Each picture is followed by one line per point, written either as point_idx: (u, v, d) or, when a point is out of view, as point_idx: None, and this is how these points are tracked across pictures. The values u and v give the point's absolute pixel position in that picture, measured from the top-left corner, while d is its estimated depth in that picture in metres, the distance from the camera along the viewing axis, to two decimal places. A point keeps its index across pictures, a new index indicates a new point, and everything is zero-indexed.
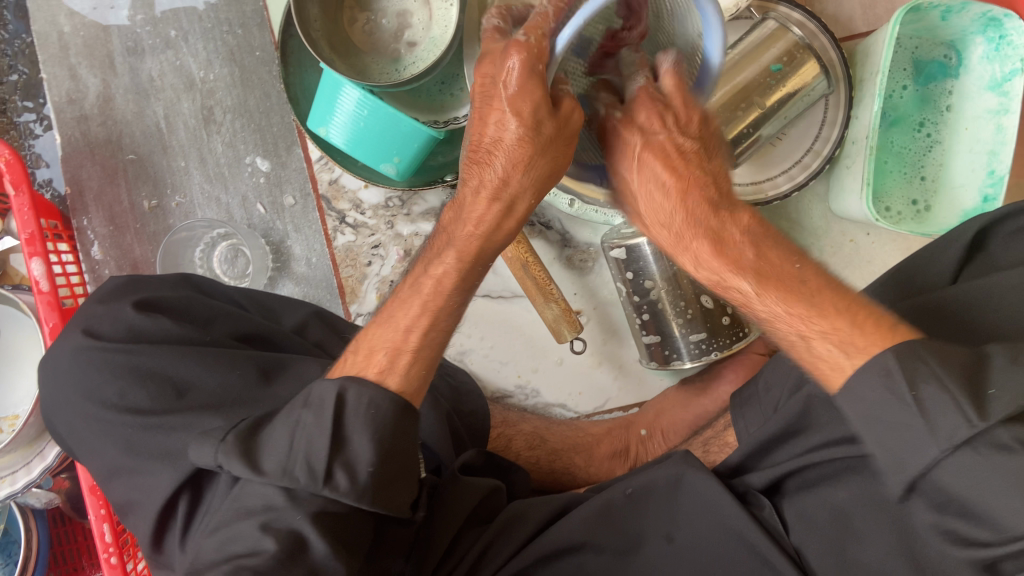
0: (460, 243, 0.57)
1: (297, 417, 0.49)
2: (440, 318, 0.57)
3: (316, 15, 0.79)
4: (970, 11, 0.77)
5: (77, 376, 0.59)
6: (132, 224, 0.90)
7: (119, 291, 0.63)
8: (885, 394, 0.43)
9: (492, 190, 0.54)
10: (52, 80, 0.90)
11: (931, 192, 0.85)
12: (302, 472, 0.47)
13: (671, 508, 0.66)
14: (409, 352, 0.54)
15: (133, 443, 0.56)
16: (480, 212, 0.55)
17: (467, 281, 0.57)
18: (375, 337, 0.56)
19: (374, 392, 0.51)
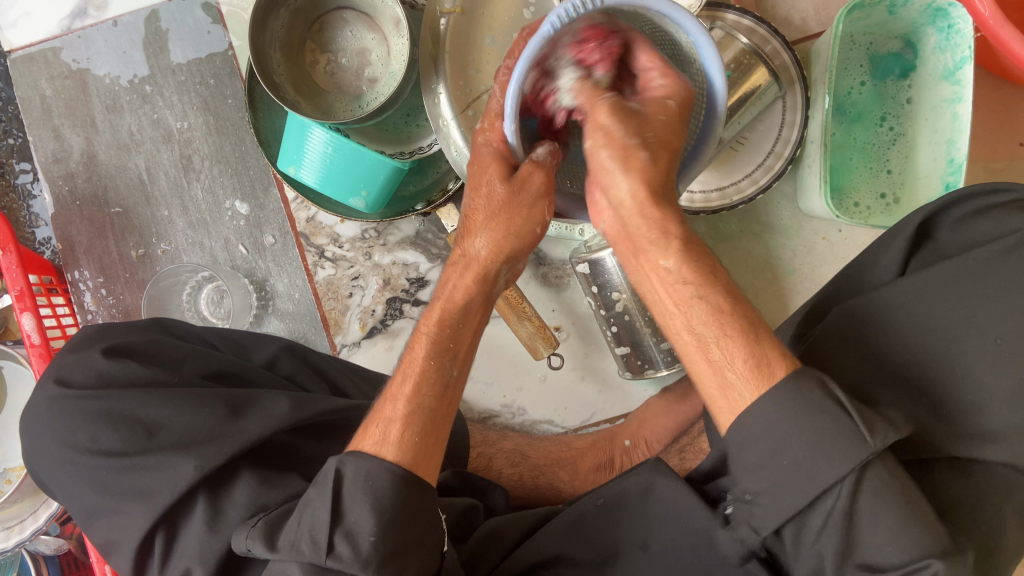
0: (435, 313, 0.59)
1: (309, 496, 0.53)
2: (425, 385, 0.57)
3: (278, 60, 0.82)
4: (914, 3, 0.78)
5: (53, 424, 0.62)
6: (122, 273, 0.94)
7: (90, 339, 0.66)
8: (796, 413, 0.45)
9: (466, 264, 0.58)
10: (38, 142, 0.94)
11: (899, 185, 0.86)
12: (307, 544, 0.50)
13: (644, 515, 0.66)
14: (398, 420, 0.55)
15: (108, 484, 0.59)
16: (455, 284, 0.59)
17: (448, 347, 0.58)
18: (373, 414, 0.57)
19: (371, 462, 0.52)
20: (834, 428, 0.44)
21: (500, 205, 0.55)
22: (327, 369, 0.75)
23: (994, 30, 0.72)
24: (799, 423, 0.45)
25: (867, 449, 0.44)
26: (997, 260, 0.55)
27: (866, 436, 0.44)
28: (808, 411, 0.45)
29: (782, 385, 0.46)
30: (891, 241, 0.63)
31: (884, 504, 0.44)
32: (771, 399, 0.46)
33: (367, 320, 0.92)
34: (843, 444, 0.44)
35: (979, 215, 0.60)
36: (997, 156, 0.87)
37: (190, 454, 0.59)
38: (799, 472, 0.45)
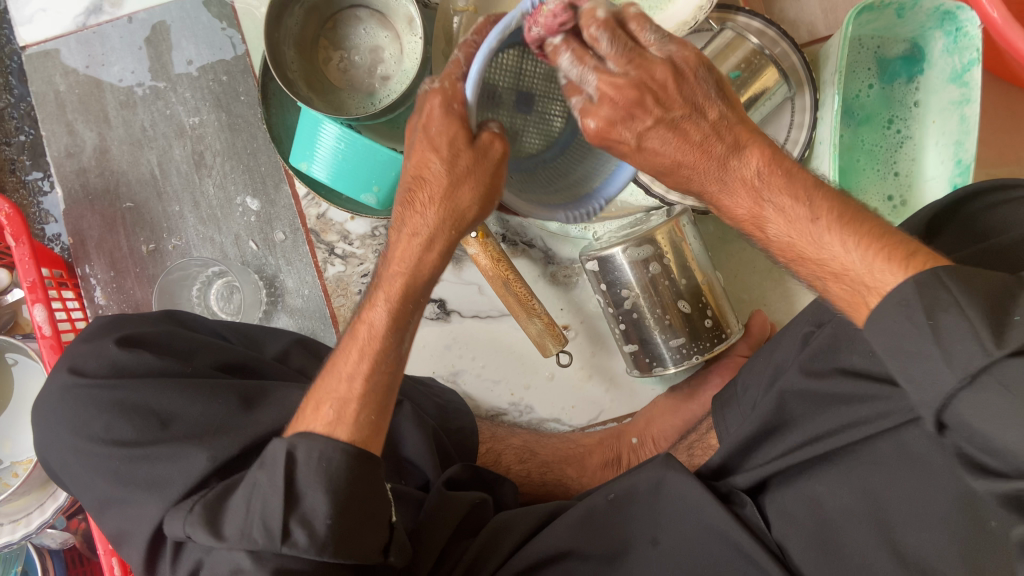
0: (395, 283, 0.58)
1: (253, 479, 0.52)
2: (382, 361, 0.58)
3: (292, 57, 0.83)
4: (923, 7, 0.79)
5: (66, 413, 0.62)
6: (132, 268, 0.94)
7: (103, 329, 0.66)
8: (903, 322, 0.43)
9: (417, 227, 0.56)
10: (51, 137, 0.95)
11: (905, 187, 0.86)
12: (260, 533, 0.50)
13: (654, 511, 0.66)
14: (356, 399, 0.56)
15: (120, 474, 0.59)
16: (409, 248, 0.57)
17: (405, 316, 0.59)
18: (320, 390, 0.57)
19: (324, 444, 0.52)
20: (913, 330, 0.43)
21: (462, 177, 0.53)
22: None
23: (1003, 32, 0.73)
24: (899, 343, 0.43)
25: (982, 355, 0.39)
26: (1012, 257, 0.55)
27: (986, 343, 0.39)
28: (909, 332, 0.43)
29: (919, 284, 0.43)
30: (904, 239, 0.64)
31: (1002, 408, 0.39)
32: (883, 309, 0.44)
33: None
34: (935, 368, 0.42)
35: (990, 212, 0.60)
36: (1003, 160, 0.88)
37: (203, 445, 0.59)
38: (920, 380, 0.42)
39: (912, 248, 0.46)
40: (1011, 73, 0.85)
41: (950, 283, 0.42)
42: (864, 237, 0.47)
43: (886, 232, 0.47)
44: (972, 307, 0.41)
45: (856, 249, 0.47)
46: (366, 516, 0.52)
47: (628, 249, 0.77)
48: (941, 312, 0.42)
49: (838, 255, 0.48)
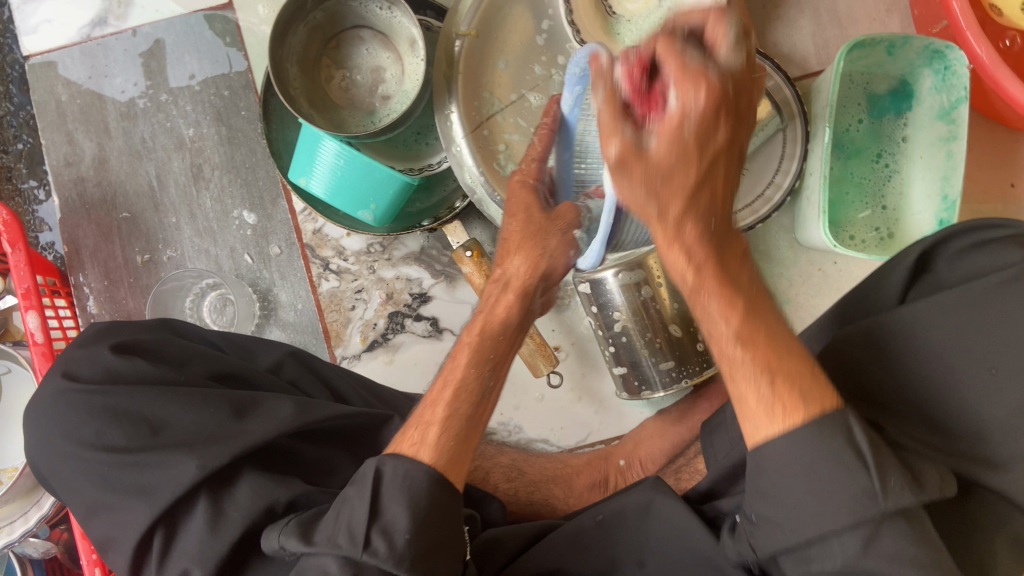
0: (475, 327, 0.59)
1: (348, 493, 0.52)
2: (463, 391, 0.56)
3: (294, 74, 0.84)
4: (912, 46, 0.81)
5: (57, 418, 0.62)
6: (126, 278, 0.95)
7: (98, 335, 0.66)
8: (812, 454, 0.44)
9: (512, 283, 0.59)
10: (51, 146, 0.95)
11: (893, 220, 0.88)
12: (345, 539, 0.49)
13: (642, 534, 0.66)
14: (437, 424, 0.54)
15: (111, 480, 0.59)
16: (503, 304, 0.59)
17: (489, 359, 0.58)
18: (411, 419, 0.56)
19: (410, 464, 0.52)
20: (844, 478, 0.44)
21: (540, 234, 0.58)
22: (331, 377, 0.75)
23: (990, 71, 0.74)
24: (807, 470, 0.44)
25: (877, 506, 0.43)
26: (994, 291, 0.57)
27: (877, 493, 0.43)
28: (821, 459, 0.44)
29: (818, 425, 0.44)
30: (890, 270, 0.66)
31: (901, 556, 0.43)
32: (788, 438, 0.45)
33: (368, 333, 0.93)
34: (853, 497, 0.43)
35: (975, 247, 0.62)
36: (988, 196, 0.90)
37: (194, 452, 0.59)
38: (811, 515, 0.44)
39: (793, 372, 0.46)
40: (997, 113, 0.87)
41: (852, 416, 0.45)
42: (772, 364, 0.46)
43: (777, 348, 0.47)
44: (861, 438, 0.44)
45: (768, 385, 0.46)
46: (443, 531, 0.51)
47: (619, 273, 0.78)
48: (876, 448, 0.44)
49: (747, 382, 0.46)
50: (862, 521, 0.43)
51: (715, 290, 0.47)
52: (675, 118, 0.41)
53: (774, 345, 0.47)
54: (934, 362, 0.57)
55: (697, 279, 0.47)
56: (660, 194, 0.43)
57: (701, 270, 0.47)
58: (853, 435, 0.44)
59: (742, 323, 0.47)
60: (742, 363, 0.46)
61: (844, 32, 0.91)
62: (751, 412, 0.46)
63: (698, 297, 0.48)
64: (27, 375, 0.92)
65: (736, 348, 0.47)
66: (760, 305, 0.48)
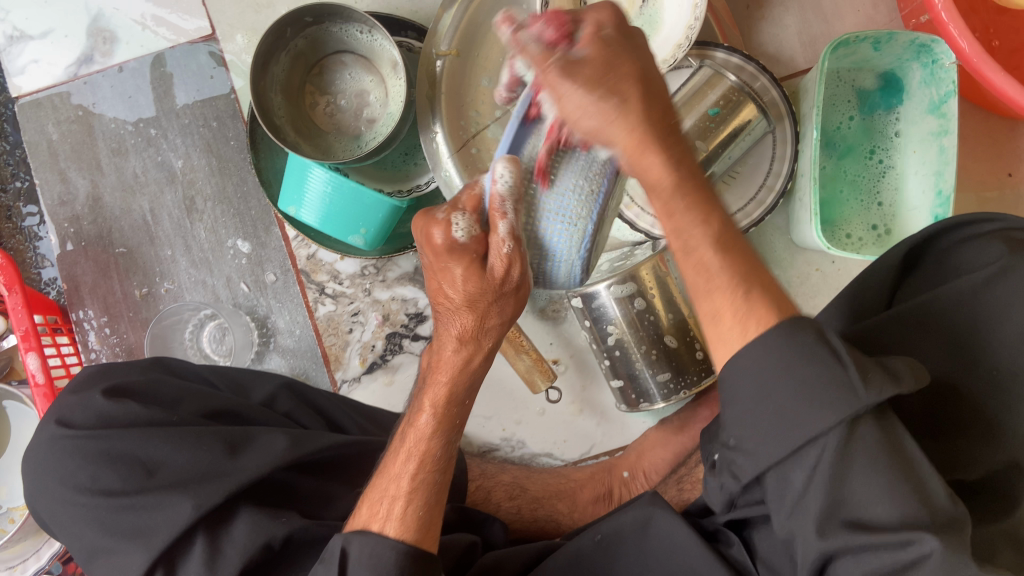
0: (436, 391, 0.59)
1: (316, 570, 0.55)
2: (429, 463, 0.59)
3: (279, 103, 0.85)
4: (898, 41, 0.80)
5: (52, 464, 0.62)
6: (126, 312, 0.95)
7: (91, 379, 0.67)
8: (787, 358, 0.42)
9: (454, 362, 0.58)
10: (45, 186, 0.96)
11: (889, 216, 0.86)
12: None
13: (642, 552, 0.66)
14: (402, 497, 0.57)
15: (109, 523, 0.60)
16: (450, 357, 0.58)
17: (455, 421, 0.60)
18: (376, 484, 0.59)
19: (376, 541, 0.54)
20: (816, 370, 0.41)
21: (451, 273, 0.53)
22: (326, 406, 0.75)
23: (975, 65, 0.72)
24: (794, 380, 0.42)
25: (861, 400, 0.40)
26: (983, 289, 0.56)
27: (857, 384, 0.40)
28: (811, 383, 0.41)
29: (785, 330, 0.43)
30: (879, 272, 0.64)
31: (874, 471, 0.40)
32: (770, 339, 0.43)
33: (367, 355, 0.93)
34: (832, 389, 0.40)
35: (966, 242, 0.60)
36: (986, 186, 0.89)
37: (190, 492, 0.59)
38: (788, 419, 0.41)
39: (763, 287, 0.46)
40: (990, 102, 0.86)
41: (822, 324, 0.44)
42: (743, 275, 0.46)
43: (746, 261, 0.47)
44: (834, 339, 0.42)
45: (742, 293, 0.45)
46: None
47: (612, 286, 0.78)
48: (856, 354, 0.42)
49: (721, 294, 0.45)
50: (842, 418, 0.40)
51: (682, 212, 0.47)
52: (591, 33, 0.46)
53: (746, 263, 0.47)
54: (902, 388, 0.58)
55: (666, 199, 0.48)
56: (615, 88, 0.45)
57: (672, 183, 0.47)
58: (829, 338, 0.43)
59: (717, 235, 0.47)
60: (727, 297, 0.46)
61: (830, 28, 0.90)
62: (726, 332, 0.45)
63: (670, 218, 0.48)
64: (33, 415, 0.93)
65: (713, 257, 0.46)
66: (714, 205, 0.48)
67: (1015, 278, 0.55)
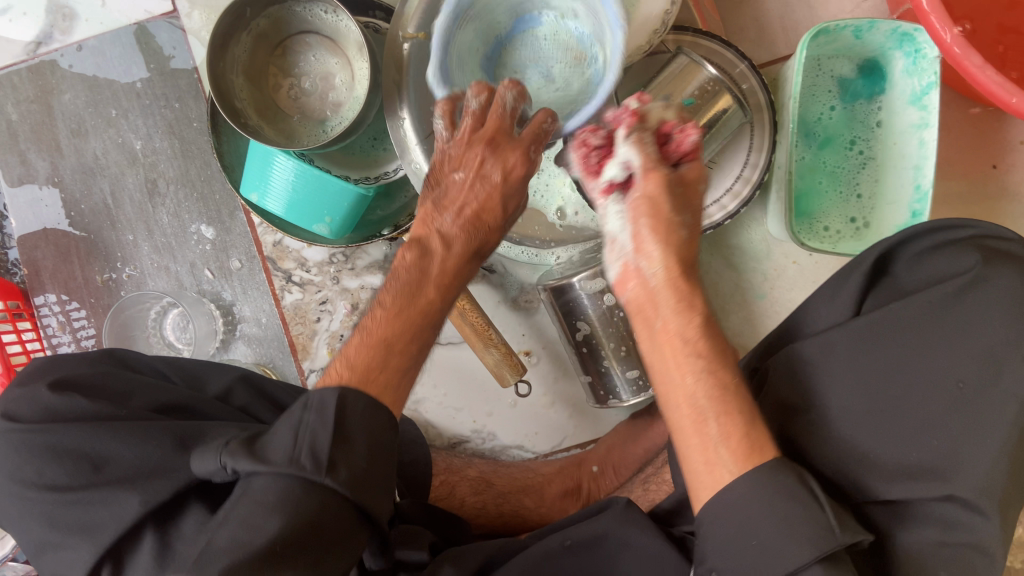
0: (422, 271, 0.57)
1: (299, 419, 0.48)
2: (422, 320, 0.55)
3: (241, 84, 0.82)
4: (880, 29, 0.77)
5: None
6: (88, 298, 0.93)
7: (38, 372, 0.65)
8: (771, 497, 0.46)
9: (443, 263, 0.57)
10: (4, 167, 0.93)
11: (869, 208, 0.84)
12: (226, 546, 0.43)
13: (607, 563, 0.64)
14: (405, 367, 0.53)
15: (55, 519, 0.58)
16: (452, 225, 0.58)
17: (446, 283, 0.57)
18: (359, 345, 0.54)
19: (368, 398, 0.50)
20: (805, 516, 0.46)
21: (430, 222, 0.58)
22: (280, 395, 0.74)
23: (957, 59, 0.70)
24: (756, 525, 0.46)
25: (836, 539, 0.46)
26: (950, 301, 0.55)
27: (834, 527, 0.46)
28: (781, 505, 0.46)
29: (776, 466, 0.48)
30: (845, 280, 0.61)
31: None
32: (747, 479, 0.47)
33: (335, 344, 0.90)
34: (813, 530, 0.46)
35: (935, 251, 0.59)
36: (966, 179, 0.87)
37: (138, 487, 0.57)
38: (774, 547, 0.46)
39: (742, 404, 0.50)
40: (974, 93, 0.83)
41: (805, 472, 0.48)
42: (723, 396, 0.50)
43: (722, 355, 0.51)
44: (811, 483, 0.48)
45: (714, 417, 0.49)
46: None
47: (585, 280, 0.76)
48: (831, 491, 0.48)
49: (691, 394, 0.50)
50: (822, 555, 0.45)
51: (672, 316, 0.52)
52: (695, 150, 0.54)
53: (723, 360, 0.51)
54: (862, 399, 0.55)
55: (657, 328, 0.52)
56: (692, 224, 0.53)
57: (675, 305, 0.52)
58: (807, 481, 0.48)
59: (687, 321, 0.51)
60: (683, 382, 0.50)
61: (814, 14, 0.87)
62: (721, 452, 0.48)
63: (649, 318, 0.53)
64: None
65: (691, 375, 0.50)
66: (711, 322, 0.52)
67: (989, 289, 0.54)
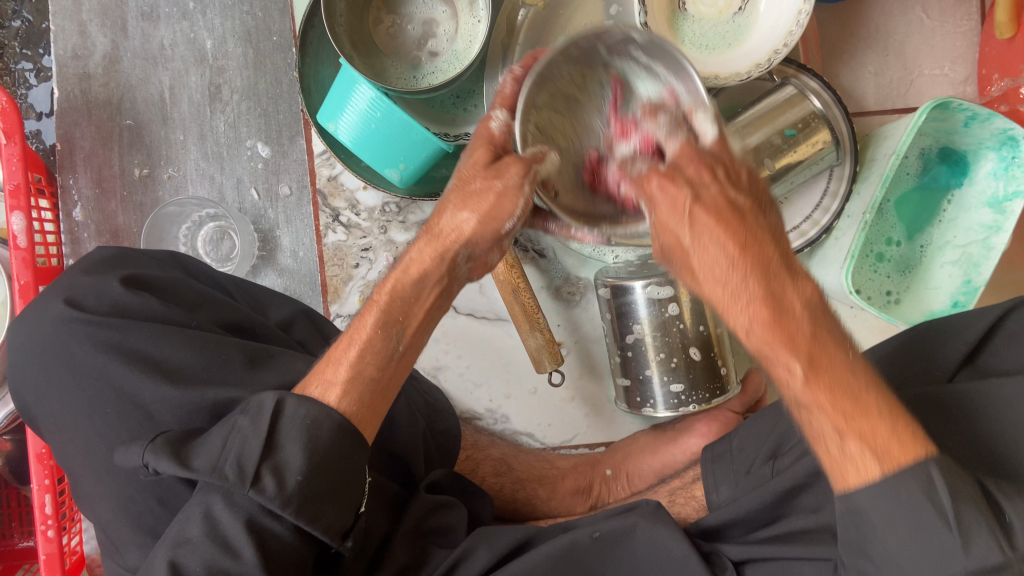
0: (378, 306, 0.55)
1: (233, 425, 0.50)
2: (381, 377, 0.54)
3: (343, 11, 0.78)
4: (993, 125, 0.78)
5: (59, 348, 0.57)
6: (119, 190, 0.88)
7: (106, 263, 0.61)
8: (900, 503, 0.42)
9: (441, 247, 0.54)
10: (59, 33, 0.87)
11: (904, 286, 0.87)
12: (233, 471, 0.48)
13: (623, 556, 0.63)
14: (336, 386, 0.53)
15: (117, 421, 0.55)
16: (370, 326, 0.55)
17: (397, 321, 0.55)
18: (315, 369, 0.55)
19: None
20: (909, 500, 0.42)
21: (408, 270, 0.55)
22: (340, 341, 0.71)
23: None
24: (895, 512, 0.42)
25: (958, 545, 0.41)
26: None
27: (959, 549, 0.41)
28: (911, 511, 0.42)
29: (900, 474, 0.42)
30: (946, 340, 0.61)
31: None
32: (839, 432, 0.44)
33: (368, 295, 0.87)
34: (941, 544, 0.42)
35: None
36: (1017, 266, 0.88)
37: (208, 395, 0.54)
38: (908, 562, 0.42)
39: (874, 425, 0.43)
40: None
41: (932, 466, 0.42)
42: (841, 407, 0.44)
43: (845, 388, 0.44)
44: (942, 491, 0.42)
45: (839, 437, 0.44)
46: None
47: (647, 287, 0.76)
48: (958, 497, 0.42)
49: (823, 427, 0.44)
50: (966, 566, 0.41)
51: (754, 319, 0.44)
52: None
53: (838, 382, 0.44)
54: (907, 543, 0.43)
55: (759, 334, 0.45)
56: None
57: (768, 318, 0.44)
58: (931, 473, 0.42)
59: (807, 371, 0.43)
60: (816, 415, 0.44)
61: (908, 76, 0.89)
62: (841, 451, 0.44)
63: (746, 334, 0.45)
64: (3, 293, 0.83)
65: (805, 391, 0.44)
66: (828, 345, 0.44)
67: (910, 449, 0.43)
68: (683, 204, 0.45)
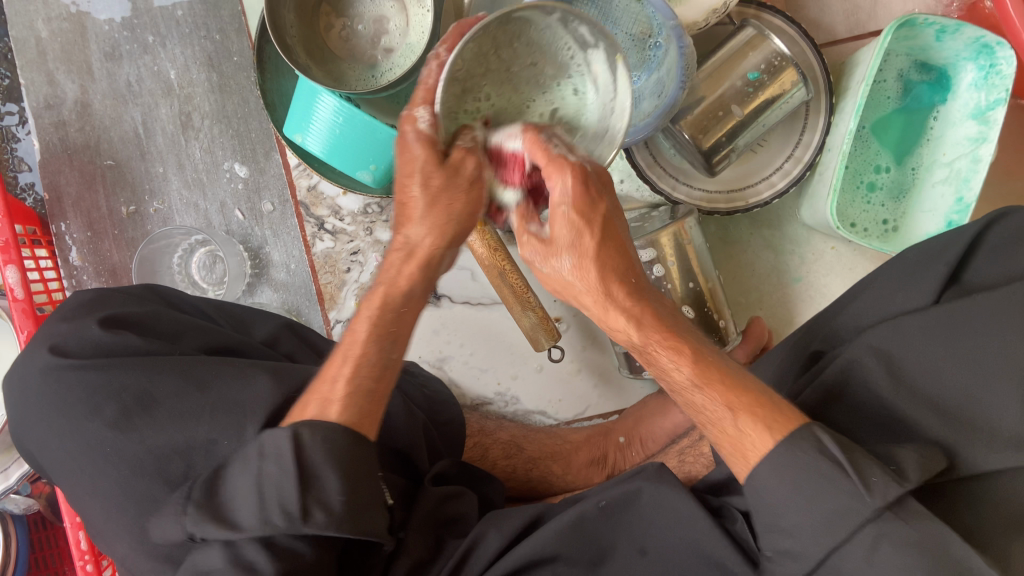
0: (373, 301, 0.57)
1: (261, 467, 0.49)
2: (378, 387, 0.54)
3: (292, 21, 0.78)
4: (964, 34, 0.75)
5: (48, 396, 0.59)
6: (110, 229, 0.90)
7: (84, 308, 0.63)
8: (797, 476, 0.47)
9: (418, 262, 0.56)
10: (30, 86, 0.90)
11: (899, 212, 0.85)
12: (281, 515, 0.47)
13: (630, 520, 0.63)
14: (335, 402, 0.52)
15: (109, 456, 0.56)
16: (360, 337, 0.55)
17: (390, 332, 0.56)
18: (311, 391, 0.55)
19: None
20: (826, 487, 0.46)
21: (399, 279, 0.57)
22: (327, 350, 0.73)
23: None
24: (799, 487, 0.47)
25: (866, 506, 0.45)
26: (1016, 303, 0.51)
27: (862, 493, 0.45)
28: (806, 471, 0.47)
29: (790, 443, 0.48)
30: (928, 263, 0.60)
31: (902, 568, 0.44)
32: (775, 458, 0.48)
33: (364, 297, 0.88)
34: (844, 503, 0.46)
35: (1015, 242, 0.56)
36: (1012, 176, 0.86)
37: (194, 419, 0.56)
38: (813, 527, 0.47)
39: (751, 409, 0.50)
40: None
41: (818, 430, 0.48)
42: (733, 403, 0.51)
43: (728, 381, 0.52)
44: (830, 447, 0.47)
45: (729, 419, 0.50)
46: None
47: None
48: (846, 449, 0.47)
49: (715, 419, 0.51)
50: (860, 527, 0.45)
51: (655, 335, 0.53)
52: None
53: (729, 381, 0.52)
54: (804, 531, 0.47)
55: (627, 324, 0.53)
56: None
57: (627, 315, 0.53)
58: (824, 446, 0.48)
59: (694, 368, 0.52)
60: (708, 408, 0.52)
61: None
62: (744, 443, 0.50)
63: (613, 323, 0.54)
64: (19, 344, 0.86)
65: (686, 386, 0.53)
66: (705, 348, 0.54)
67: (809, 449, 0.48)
68: (579, 219, 0.50)
